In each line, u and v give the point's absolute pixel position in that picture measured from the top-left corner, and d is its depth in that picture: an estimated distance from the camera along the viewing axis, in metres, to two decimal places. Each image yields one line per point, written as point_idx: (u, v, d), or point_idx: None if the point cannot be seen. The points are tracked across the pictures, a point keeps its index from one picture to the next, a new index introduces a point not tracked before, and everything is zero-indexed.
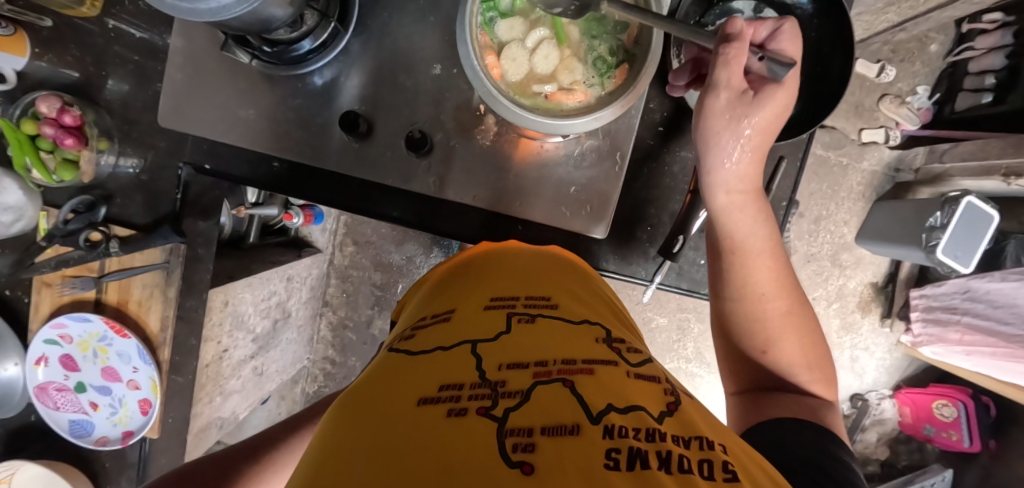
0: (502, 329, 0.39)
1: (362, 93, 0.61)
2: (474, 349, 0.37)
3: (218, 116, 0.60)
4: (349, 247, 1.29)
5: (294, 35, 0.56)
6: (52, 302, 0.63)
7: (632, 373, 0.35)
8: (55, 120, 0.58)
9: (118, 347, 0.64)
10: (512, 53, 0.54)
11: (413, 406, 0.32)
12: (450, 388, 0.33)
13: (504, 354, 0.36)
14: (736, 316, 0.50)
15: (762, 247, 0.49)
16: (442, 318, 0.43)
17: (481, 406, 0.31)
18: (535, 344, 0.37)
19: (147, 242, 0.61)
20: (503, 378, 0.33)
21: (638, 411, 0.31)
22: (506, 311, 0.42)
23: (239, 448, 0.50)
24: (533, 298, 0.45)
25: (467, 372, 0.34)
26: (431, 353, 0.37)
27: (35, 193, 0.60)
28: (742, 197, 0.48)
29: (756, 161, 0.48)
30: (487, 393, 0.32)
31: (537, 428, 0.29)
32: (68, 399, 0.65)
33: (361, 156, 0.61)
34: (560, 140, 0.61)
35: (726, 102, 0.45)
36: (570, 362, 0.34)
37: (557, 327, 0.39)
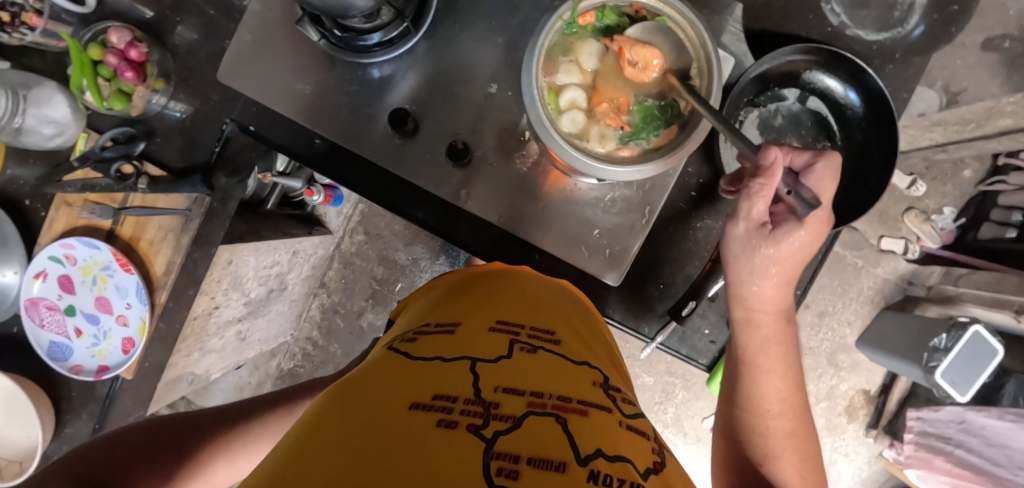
0: (503, 353, 0.39)
1: (416, 94, 0.62)
2: (472, 367, 0.36)
3: (274, 84, 0.62)
4: (358, 236, 1.31)
5: (368, 27, 0.57)
6: (67, 221, 0.64)
7: (624, 423, 0.35)
8: (121, 51, 0.59)
9: (118, 281, 0.64)
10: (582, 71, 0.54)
11: (404, 408, 0.31)
12: (443, 399, 0.32)
13: (501, 378, 0.35)
14: (737, 419, 0.53)
15: (774, 365, 0.52)
16: (447, 329, 0.43)
17: (472, 423, 0.30)
18: (535, 374, 0.36)
19: (175, 188, 0.61)
20: (497, 400, 0.33)
21: (625, 462, 0.30)
22: (510, 337, 0.42)
23: (212, 414, 0.50)
24: (538, 330, 0.44)
25: (463, 387, 0.34)
26: (430, 361, 0.37)
27: (82, 114, 0.62)
28: (761, 316, 0.51)
29: (780, 286, 0.50)
30: (479, 411, 0.32)
31: (524, 456, 0.28)
32: (55, 320, 0.64)
33: (399, 152, 0.62)
34: (593, 183, 0.62)
35: (745, 230, 0.49)
36: (565, 399, 0.34)
37: (557, 364, 0.39)
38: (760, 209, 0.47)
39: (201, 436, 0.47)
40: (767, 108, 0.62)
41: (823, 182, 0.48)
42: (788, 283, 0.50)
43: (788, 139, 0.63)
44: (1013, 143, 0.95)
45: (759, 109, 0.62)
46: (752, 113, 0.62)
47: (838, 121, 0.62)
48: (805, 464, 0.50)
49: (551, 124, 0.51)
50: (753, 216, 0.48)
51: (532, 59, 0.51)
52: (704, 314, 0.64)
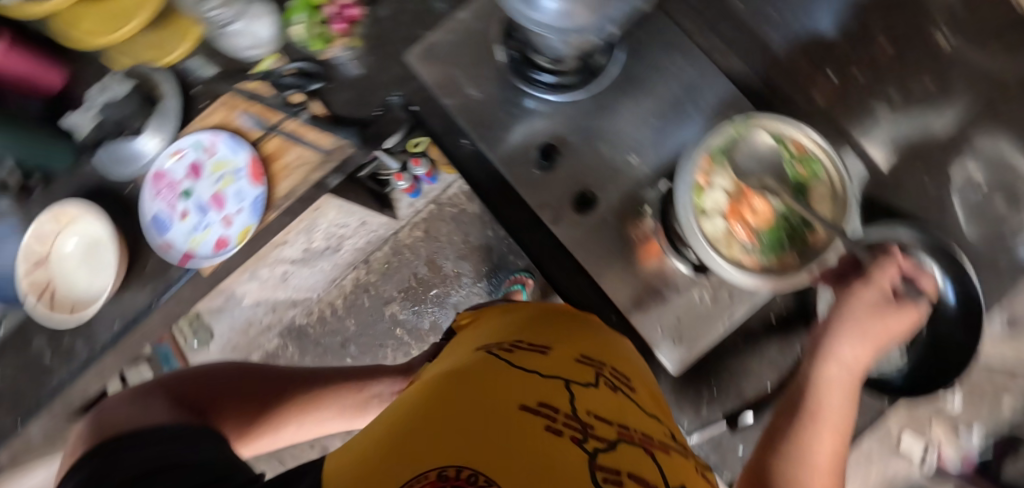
0: (591, 383, 0.41)
1: (564, 136, 0.67)
2: (566, 386, 0.39)
3: (449, 80, 0.68)
4: (417, 232, 1.35)
5: (548, 67, 0.65)
6: (222, 119, 0.70)
7: (701, 473, 0.36)
8: (340, 7, 0.67)
9: (241, 186, 0.68)
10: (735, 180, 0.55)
11: (512, 407, 0.34)
12: (546, 408, 0.35)
13: (594, 404, 0.37)
14: (777, 470, 0.48)
15: (838, 414, 0.52)
16: (539, 350, 0.45)
17: (573, 435, 0.33)
18: (622, 410, 0.38)
19: (331, 129, 0.66)
20: (592, 422, 0.35)
21: None
22: (595, 371, 0.44)
23: (293, 375, 0.64)
24: (619, 373, 0.46)
25: (562, 403, 0.36)
26: (528, 372, 0.40)
27: (281, 40, 0.69)
28: (847, 373, 0.54)
29: (868, 352, 0.55)
30: (578, 427, 0.34)
31: (625, 472, 0.30)
32: (169, 196, 0.70)
33: (530, 178, 0.66)
34: (686, 273, 0.65)
35: (870, 292, 0.55)
36: (651, 439, 0.36)
37: (638, 408, 0.41)
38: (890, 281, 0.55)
39: (286, 392, 0.61)
40: None
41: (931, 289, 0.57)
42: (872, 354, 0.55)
43: None
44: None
45: None
46: None
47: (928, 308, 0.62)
48: None
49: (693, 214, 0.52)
50: (881, 285, 0.55)
51: (695, 154, 0.53)
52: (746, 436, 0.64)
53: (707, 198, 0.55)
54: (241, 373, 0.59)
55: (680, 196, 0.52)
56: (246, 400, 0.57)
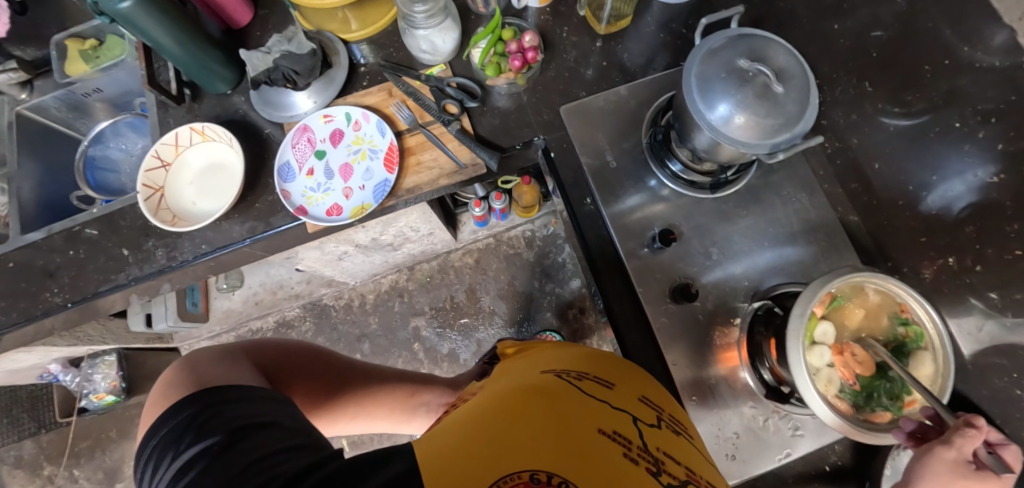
0: (655, 419, 0.42)
1: (678, 227, 0.70)
2: (635, 422, 0.40)
3: (592, 141, 0.72)
4: (468, 258, 1.37)
5: (683, 158, 0.68)
6: (377, 102, 0.75)
7: None
8: (522, 47, 0.73)
9: (373, 165, 0.72)
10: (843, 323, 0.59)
11: (592, 432, 0.37)
12: (621, 439, 0.37)
13: (659, 442, 0.40)
14: None
15: None
16: (602, 381, 0.44)
17: (648, 466, 0.36)
18: (684, 451, 0.40)
19: (474, 146, 0.71)
20: (661, 459, 0.38)
21: None
22: (655, 406, 0.44)
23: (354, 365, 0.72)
24: (676, 410, 0.47)
25: (634, 436, 0.38)
26: (598, 399, 0.41)
27: (454, 55, 0.76)
28: None
29: None
30: (650, 463, 0.37)
31: None
32: (304, 151, 0.73)
33: (636, 254, 0.68)
34: (757, 395, 0.65)
35: (947, 457, 0.47)
36: (710, 485, 0.39)
37: (696, 450, 0.43)
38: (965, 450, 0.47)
39: (347, 381, 0.69)
40: None
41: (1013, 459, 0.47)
42: None
43: None
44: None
45: None
46: None
47: None
48: None
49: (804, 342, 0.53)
50: (963, 452, 0.46)
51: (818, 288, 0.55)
52: None
53: (815, 330, 0.58)
54: (314, 356, 0.66)
55: (794, 323, 0.54)
56: (313, 380, 0.64)
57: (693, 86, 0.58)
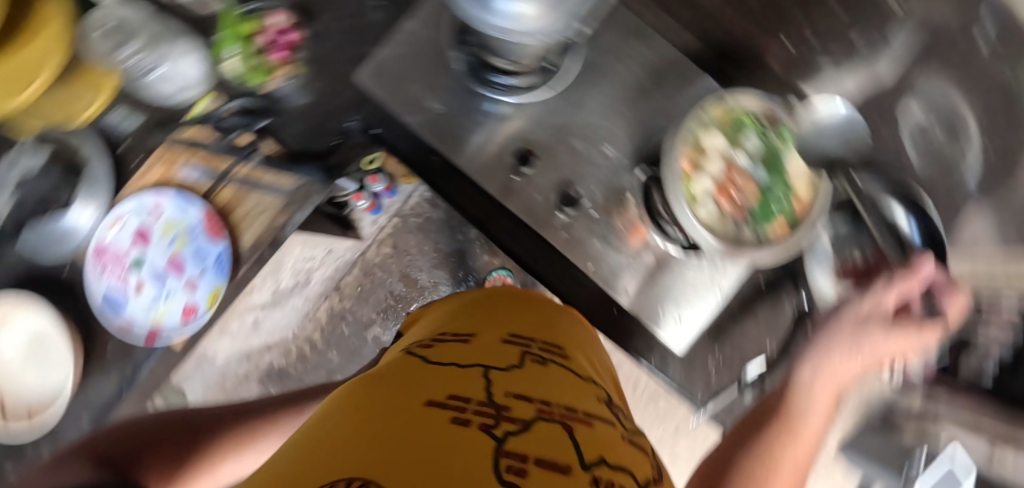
0: (514, 364, 0.40)
1: (534, 139, 0.65)
2: (485, 373, 0.37)
3: (405, 98, 0.63)
4: (385, 248, 1.30)
5: (507, 68, 0.61)
6: (162, 175, 0.63)
7: (626, 438, 0.35)
8: (275, 32, 0.62)
9: (198, 245, 0.62)
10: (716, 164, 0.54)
11: (418, 403, 0.31)
12: (457, 400, 0.32)
13: (511, 384, 0.36)
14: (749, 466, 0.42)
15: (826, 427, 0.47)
16: (462, 338, 0.44)
17: (484, 422, 0.29)
18: (544, 384, 0.37)
19: (289, 168, 0.62)
20: (507, 404, 0.33)
21: (625, 472, 0.29)
22: (522, 349, 0.44)
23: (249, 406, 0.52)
24: (549, 346, 0.47)
25: (476, 390, 0.34)
26: (445, 365, 0.38)
27: (212, 79, 0.62)
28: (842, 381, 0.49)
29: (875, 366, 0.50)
30: (490, 413, 0.31)
31: (532, 456, 0.27)
32: (118, 270, 0.62)
33: (509, 187, 0.65)
34: (678, 254, 0.64)
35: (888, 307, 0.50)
36: (571, 411, 0.35)
37: (565, 377, 0.41)
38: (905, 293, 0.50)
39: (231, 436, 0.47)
40: None
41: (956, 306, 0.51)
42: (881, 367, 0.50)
43: None
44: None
45: None
46: None
47: None
48: None
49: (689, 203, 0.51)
50: (900, 294, 0.50)
51: (675, 144, 0.52)
52: None
53: (695, 186, 0.53)
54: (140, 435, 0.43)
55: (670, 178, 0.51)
56: (151, 452, 0.42)
57: None
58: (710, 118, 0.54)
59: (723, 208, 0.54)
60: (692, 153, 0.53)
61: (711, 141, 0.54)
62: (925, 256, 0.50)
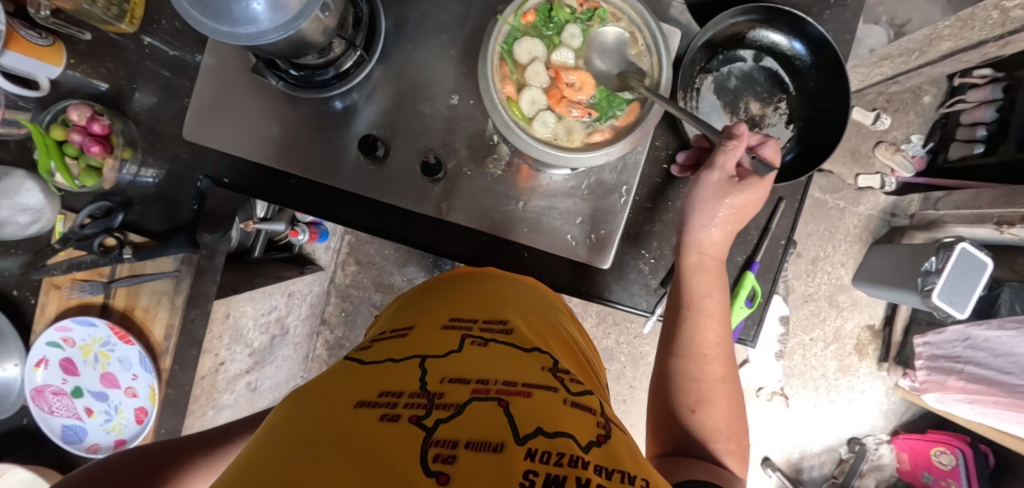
0: (452, 347, 0.38)
1: (381, 119, 0.61)
2: (422, 363, 0.35)
3: (241, 133, 0.62)
4: (351, 266, 1.31)
5: (321, 61, 0.56)
6: (59, 304, 0.62)
7: (569, 400, 0.33)
8: (83, 127, 0.59)
9: (120, 353, 0.63)
10: (538, 73, 0.49)
11: (348, 408, 0.30)
12: (389, 395, 0.31)
13: (448, 368, 0.34)
14: (678, 375, 0.54)
15: (713, 308, 0.55)
16: (400, 333, 0.42)
17: (415, 414, 0.29)
18: (482, 361, 0.36)
19: (160, 250, 0.60)
20: (442, 390, 0.32)
21: (565, 436, 0.29)
22: (461, 333, 0.40)
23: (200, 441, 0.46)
24: (490, 323, 0.43)
25: (410, 382, 0.33)
26: (380, 364, 0.36)
27: (55, 196, 0.61)
28: (709, 261, 0.56)
29: (725, 235, 0.56)
30: (422, 402, 0.31)
31: (462, 441, 0.28)
32: (63, 404, 0.63)
33: (376, 178, 0.61)
34: (566, 174, 0.61)
35: (716, 179, 0.53)
36: (510, 383, 0.33)
37: (509, 351, 0.38)
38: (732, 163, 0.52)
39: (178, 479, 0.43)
40: (720, 73, 0.62)
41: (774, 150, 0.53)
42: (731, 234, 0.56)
43: (746, 98, 0.63)
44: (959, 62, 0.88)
45: (715, 73, 0.62)
46: (707, 80, 0.62)
47: (789, 74, 0.62)
48: (731, 410, 0.53)
49: (516, 125, 0.48)
50: (724, 168, 0.52)
51: (485, 68, 0.47)
52: None
53: (521, 104, 0.49)
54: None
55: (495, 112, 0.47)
56: None
57: (196, 16, 0.45)
58: (513, 32, 0.50)
59: (562, 114, 0.50)
60: (509, 72, 0.50)
61: (526, 49, 0.49)
62: (734, 128, 0.50)
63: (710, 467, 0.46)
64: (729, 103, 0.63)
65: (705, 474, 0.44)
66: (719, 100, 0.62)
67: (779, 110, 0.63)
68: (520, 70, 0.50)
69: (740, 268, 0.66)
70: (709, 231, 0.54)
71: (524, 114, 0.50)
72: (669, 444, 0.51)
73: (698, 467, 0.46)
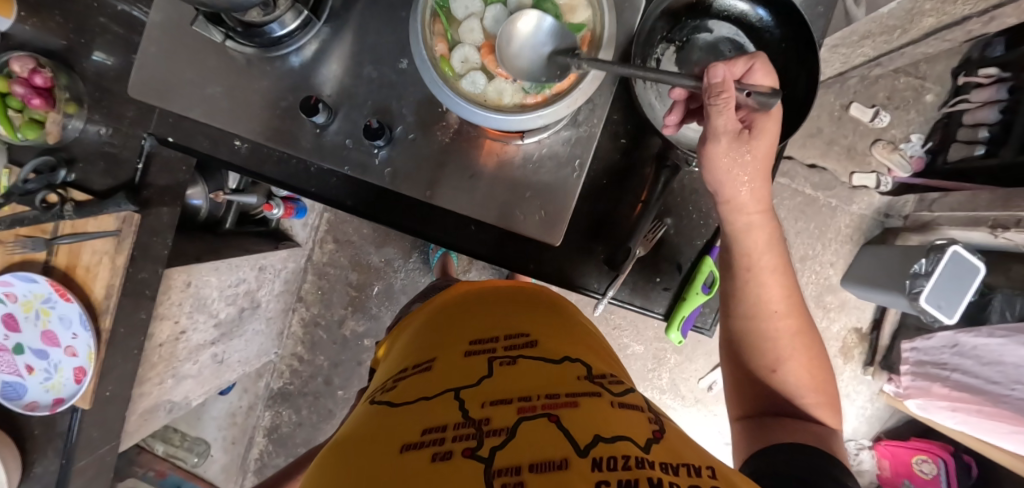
0: (483, 374, 0.38)
1: (329, 82, 0.59)
2: (457, 395, 0.35)
3: (186, 91, 0.60)
4: (328, 244, 1.29)
5: (266, 18, 0.55)
6: (2, 259, 0.62)
7: (616, 403, 0.33)
8: (26, 80, 0.58)
9: (61, 311, 0.62)
10: (473, 30, 0.47)
11: (397, 453, 0.30)
12: (433, 432, 0.32)
13: (487, 394, 0.34)
14: (749, 336, 0.53)
15: (772, 263, 0.52)
16: (423, 367, 0.41)
17: (466, 448, 0.29)
18: (517, 384, 0.35)
19: (100, 208, 0.60)
20: (486, 416, 0.32)
21: (624, 439, 0.29)
22: (487, 356, 0.41)
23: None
24: (512, 338, 0.43)
25: (450, 413, 0.33)
26: (414, 403, 0.36)
27: (1, 150, 0.60)
28: (759, 216, 0.51)
29: (763, 183, 0.50)
30: (471, 433, 0.31)
31: (525, 466, 0.27)
32: (5, 360, 0.63)
33: (321, 143, 0.59)
34: (518, 144, 0.58)
35: (725, 144, 0.47)
36: (553, 396, 0.33)
37: (538, 366, 0.38)
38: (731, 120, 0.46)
39: None
40: (683, 42, 0.60)
41: (766, 76, 0.49)
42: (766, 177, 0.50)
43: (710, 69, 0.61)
44: (942, 42, 0.85)
45: (677, 44, 0.60)
46: (669, 50, 0.60)
47: (758, 46, 0.60)
48: (811, 357, 0.52)
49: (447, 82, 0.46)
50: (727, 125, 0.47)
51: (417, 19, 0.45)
52: (651, 261, 0.62)
53: (453, 63, 0.48)
54: None
55: (424, 72, 0.45)
56: None
57: None
58: None
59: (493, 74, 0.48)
60: (443, 29, 0.48)
61: (462, 4, 0.47)
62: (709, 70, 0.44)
63: (804, 430, 0.47)
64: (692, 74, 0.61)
65: (794, 438, 0.46)
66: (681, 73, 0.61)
67: None
68: (455, 27, 0.48)
69: (699, 253, 0.63)
70: (739, 193, 0.50)
71: (457, 72, 0.48)
72: (760, 404, 0.52)
73: (789, 432, 0.47)
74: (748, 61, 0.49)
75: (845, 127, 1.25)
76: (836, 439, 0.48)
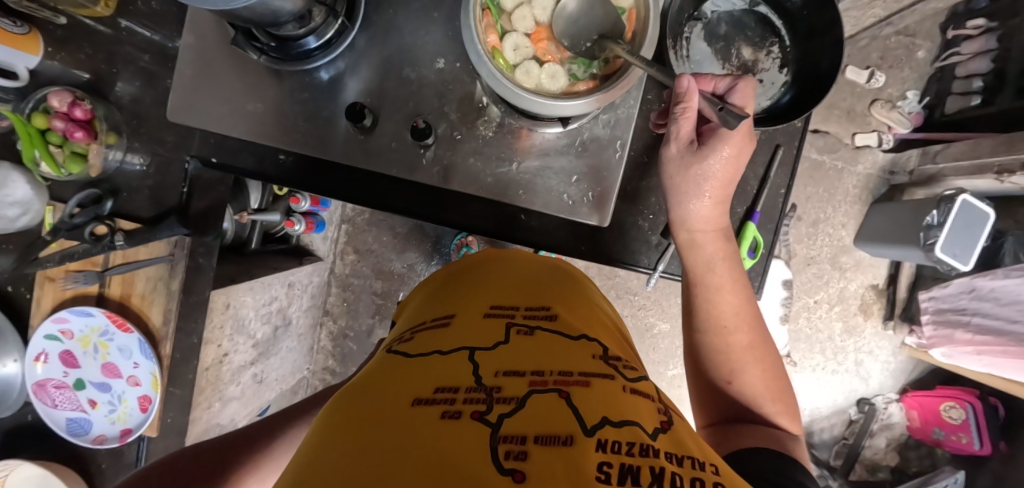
0: (500, 338, 0.34)
1: (367, 88, 0.60)
2: (472, 356, 0.32)
3: (226, 108, 0.60)
4: (349, 256, 1.30)
5: (302, 31, 0.55)
6: (54, 296, 0.61)
7: (628, 388, 0.31)
8: (65, 113, 0.58)
9: (120, 342, 0.62)
10: (526, 17, 0.51)
11: (405, 405, 0.28)
12: (445, 390, 0.29)
13: (502, 359, 0.31)
14: (705, 348, 0.54)
15: (722, 281, 0.54)
16: (441, 323, 0.38)
17: (475, 410, 0.27)
18: (536, 353, 0.32)
19: (153, 234, 0.61)
20: (499, 384, 0.29)
21: (633, 425, 0.27)
22: (505, 321, 0.37)
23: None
24: (534, 309, 0.40)
25: (463, 375, 0.30)
26: (427, 356, 0.33)
27: (42, 187, 0.60)
28: (703, 235, 0.55)
29: (717, 206, 0.54)
30: (481, 397, 0.28)
31: (530, 436, 0.25)
32: (67, 397, 0.63)
33: (367, 147, 0.60)
34: (558, 132, 0.59)
35: (675, 151, 0.53)
36: (566, 374, 0.30)
37: (556, 339, 0.34)
38: (688, 129, 0.51)
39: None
40: (709, 19, 0.63)
41: (746, 98, 0.50)
42: (721, 204, 0.54)
43: (737, 42, 0.63)
44: None
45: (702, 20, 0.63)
46: (696, 27, 0.63)
47: (782, 16, 0.62)
48: (766, 367, 0.53)
49: (501, 71, 0.47)
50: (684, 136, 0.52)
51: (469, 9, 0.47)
52: None
53: (505, 51, 0.51)
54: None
55: (475, 57, 0.47)
56: None
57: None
58: None
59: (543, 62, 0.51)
60: (493, 22, 0.51)
61: None
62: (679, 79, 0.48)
63: (760, 434, 0.47)
64: (720, 49, 0.63)
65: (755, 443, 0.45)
66: (710, 47, 0.63)
67: (771, 54, 0.63)
68: (505, 18, 0.52)
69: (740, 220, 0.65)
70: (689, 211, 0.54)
71: (509, 60, 0.51)
72: (722, 414, 0.52)
73: (747, 437, 0.47)
74: (732, 81, 0.50)
75: (843, 90, 1.27)
76: (796, 446, 0.48)
